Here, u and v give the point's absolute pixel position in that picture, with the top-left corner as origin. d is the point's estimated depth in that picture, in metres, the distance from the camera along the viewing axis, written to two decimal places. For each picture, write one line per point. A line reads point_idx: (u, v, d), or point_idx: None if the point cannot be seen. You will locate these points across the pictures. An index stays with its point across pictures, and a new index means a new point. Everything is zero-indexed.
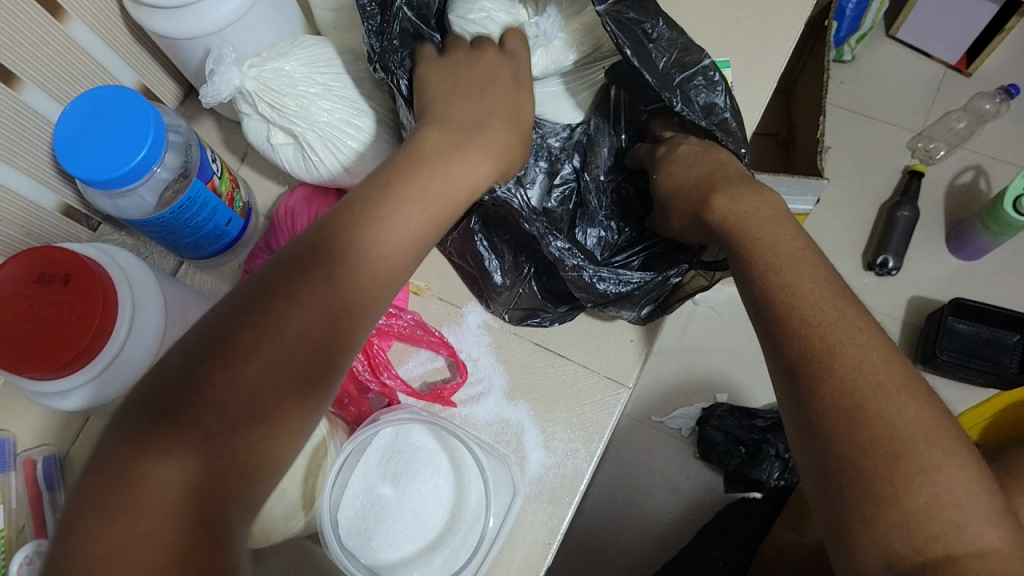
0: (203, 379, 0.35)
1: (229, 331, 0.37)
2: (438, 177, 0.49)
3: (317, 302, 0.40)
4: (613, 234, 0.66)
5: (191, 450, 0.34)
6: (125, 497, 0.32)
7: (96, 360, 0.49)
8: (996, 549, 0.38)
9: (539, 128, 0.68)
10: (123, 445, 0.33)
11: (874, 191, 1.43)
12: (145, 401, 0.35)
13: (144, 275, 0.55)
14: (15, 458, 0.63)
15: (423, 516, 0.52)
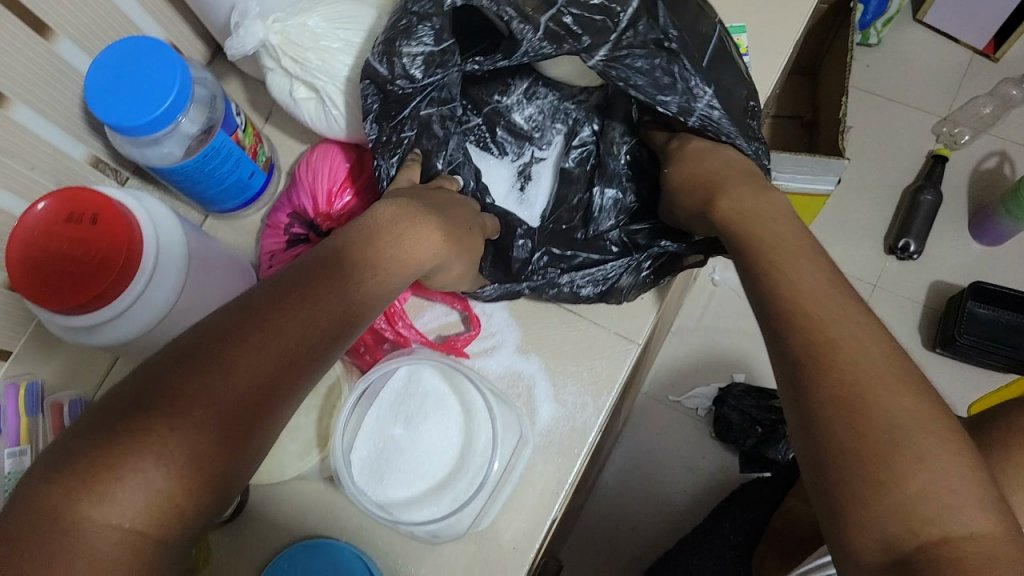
0: (139, 426, 0.34)
1: (164, 380, 0.36)
2: (387, 252, 0.51)
3: (254, 355, 0.39)
4: (627, 199, 0.66)
5: (171, 439, 0.34)
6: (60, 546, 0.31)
7: (122, 298, 0.52)
8: (989, 532, 0.37)
9: (557, 90, 0.68)
10: (83, 461, 0.32)
11: (898, 176, 1.42)
12: (73, 450, 0.33)
13: (171, 221, 0.57)
14: (44, 402, 0.66)
15: (433, 456, 0.53)
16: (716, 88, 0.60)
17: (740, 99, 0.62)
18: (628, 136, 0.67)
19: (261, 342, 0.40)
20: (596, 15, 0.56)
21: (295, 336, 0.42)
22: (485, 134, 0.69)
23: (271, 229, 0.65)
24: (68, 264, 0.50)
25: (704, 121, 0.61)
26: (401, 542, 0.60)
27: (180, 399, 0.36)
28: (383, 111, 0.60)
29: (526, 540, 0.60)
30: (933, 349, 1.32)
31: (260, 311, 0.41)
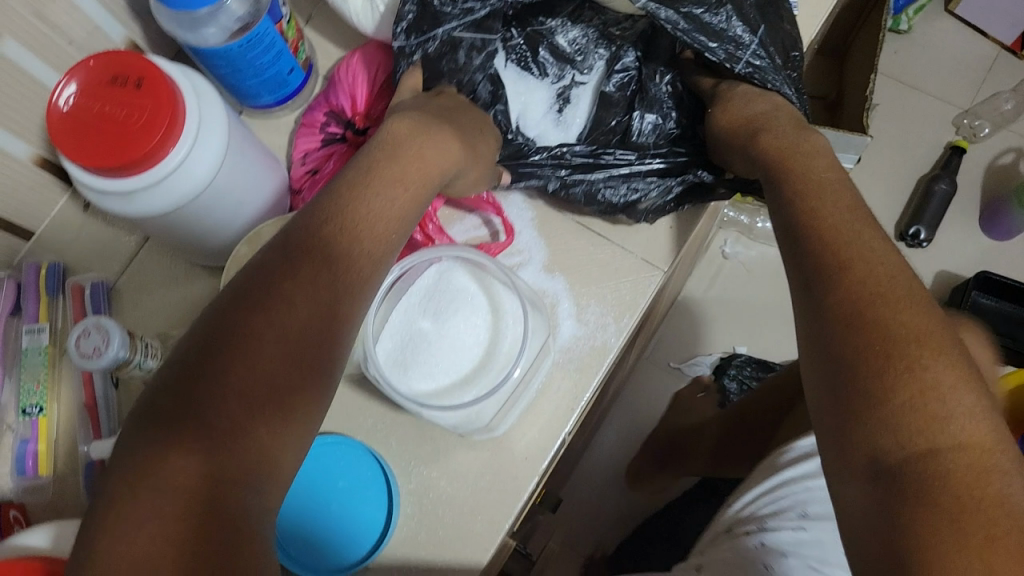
0: (202, 378, 0.37)
1: (221, 333, 0.39)
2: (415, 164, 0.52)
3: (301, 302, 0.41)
4: (667, 127, 0.66)
5: (231, 390, 0.37)
6: (138, 498, 0.33)
7: (160, 167, 0.52)
8: (977, 442, 0.37)
9: (602, 15, 0.68)
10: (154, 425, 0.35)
11: (913, 164, 1.43)
12: (149, 409, 0.36)
13: (215, 100, 0.56)
14: (65, 283, 0.66)
15: (459, 352, 0.53)
16: (761, 36, 0.61)
17: (785, 49, 0.63)
18: (667, 67, 0.67)
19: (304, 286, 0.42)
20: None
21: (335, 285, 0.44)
22: (527, 53, 0.68)
23: (306, 128, 0.65)
24: (111, 126, 0.50)
25: (750, 71, 0.61)
26: (411, 444, 0.61)
27: (239, 345, 0.38)
28: (416, 23, 0.59)
29: (538, 452, 0.61)
30: None
31: (283, 275, 0.42)
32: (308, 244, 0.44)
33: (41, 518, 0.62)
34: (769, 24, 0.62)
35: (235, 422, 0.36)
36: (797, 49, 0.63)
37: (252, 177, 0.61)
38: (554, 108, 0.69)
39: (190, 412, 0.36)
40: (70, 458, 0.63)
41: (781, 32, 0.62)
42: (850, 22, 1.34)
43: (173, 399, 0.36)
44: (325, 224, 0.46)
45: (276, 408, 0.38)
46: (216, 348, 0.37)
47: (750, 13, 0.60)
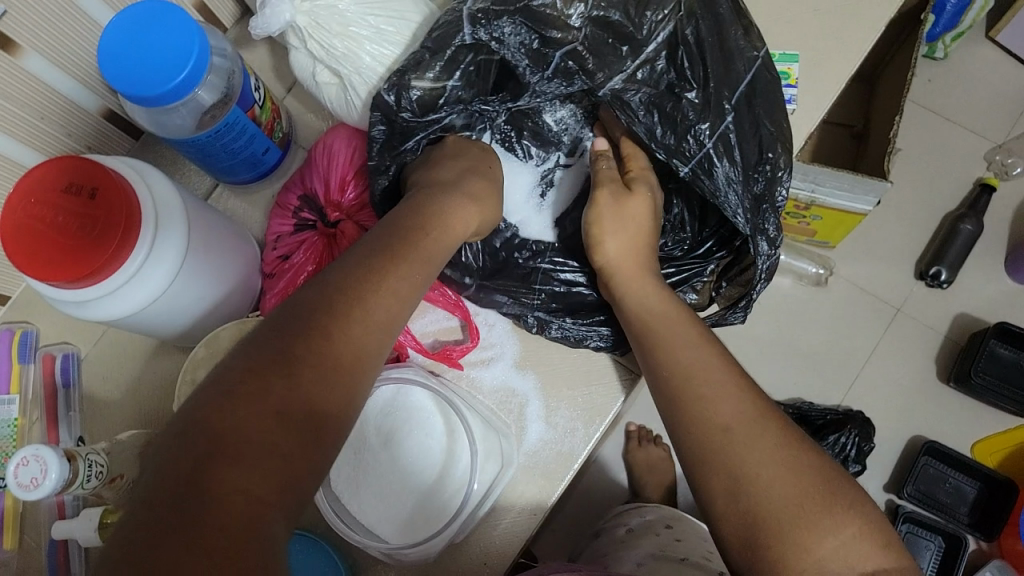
0: (298, 350, 0.40)
1: (308, 315, 0.42)
2: (419, 247, 0.50)
3: (379, 307, 0.45)
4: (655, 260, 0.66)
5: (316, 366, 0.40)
6: (212, 456, 0.34)
7: (114, 276, 0.51)
8: None
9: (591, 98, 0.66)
10: (242, 385, 0.37)
11: (938, 200, 1.34)
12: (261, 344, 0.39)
13: (170, 200, 0.55)
14: (36, 352, 0.66)
15: (409, 476, 0.52)
16: (718, 141, 0.57)
17: (749, 156, 0.58)
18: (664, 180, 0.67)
19: (373, 291, 0.45)
20: (618, 45, 0.55)
21: (392, 293, 0.46)
22: (509, 133, 0.67)
23: (279, 209, 0.63)
24: (60, 237, 0.48)
25: (697, 171, 0.59)
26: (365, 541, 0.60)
27: (326, 334, 0.41)
28: (387, 141, 0.58)
29: (496, 562, 0.58)
30: (947, 383, 1.25)
31: (363, 280, 0.45)
32: (344, 286, 0.44)
33: None
34: (739, 123, 0.57)
35: (276, 445, 0.36)
36: (777, 149, 0.57)
37: (212, 269, 0.60)
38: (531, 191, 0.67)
39: (281, 372, 0.38)
40: (35, 532, 0.63)
41: (771, 122, 0.57)
42: (884, 50, 1.27)
43: (270, 361, 0.39)
44: (332, 300, 0.43)
45: (310, 426, 0.38)
46: (301, 328, 0.41)
47: (715, 110, 0.56)
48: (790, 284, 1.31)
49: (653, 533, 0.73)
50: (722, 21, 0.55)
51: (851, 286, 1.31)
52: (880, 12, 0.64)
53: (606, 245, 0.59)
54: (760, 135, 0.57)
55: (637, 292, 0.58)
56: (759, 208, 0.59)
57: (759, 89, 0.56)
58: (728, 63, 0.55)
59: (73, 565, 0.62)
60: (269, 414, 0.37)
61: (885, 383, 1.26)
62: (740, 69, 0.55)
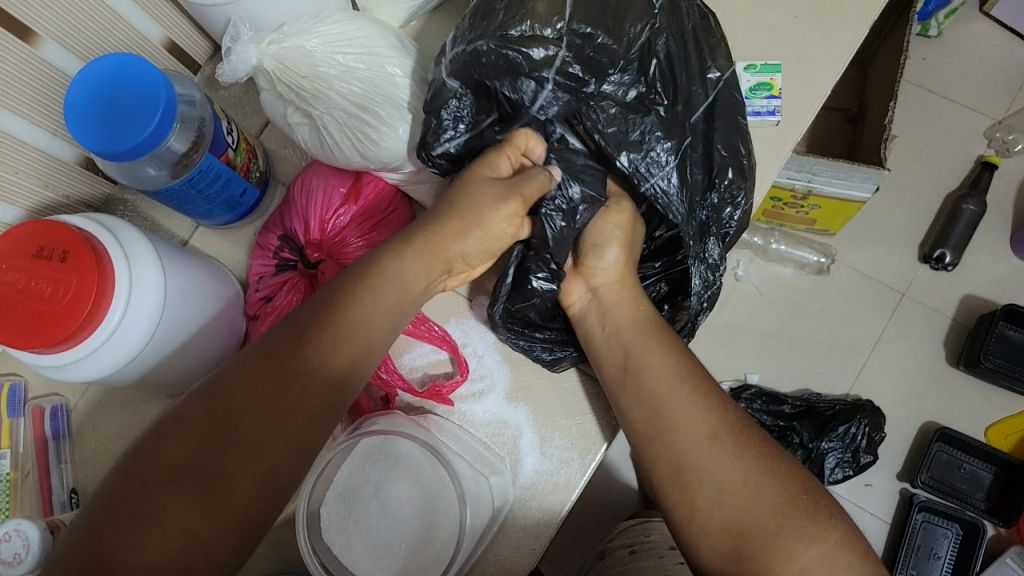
0: (223, 411, 0.43)
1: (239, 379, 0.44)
2: (362, 309, 0.49)
3: (310, 367, 0.46)
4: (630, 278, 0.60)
5: (240, 425, 0.43)
6: (126, 520, 0.39)
7: (93, 337, 0.50)
8: None
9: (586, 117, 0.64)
10: (159, 453, 0.41)
11: (939, 181, 1.31)
12: (195, 406, 0.43)
13: (148, 254, 0.54)
14: (25, 406, 0.65)
15: (398, 529, 0.51)
16: (678, 165, 0.56)
17: (700, 181, 0.57)
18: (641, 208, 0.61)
19: (308, 351, 0.46)
20: (602, 57, 0.54)
21: (326, 358, 0.47)
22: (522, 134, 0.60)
23: (262, 249, 0.63)
24: (33, 304, 0.48)
25: (656, 188, 0.56)
26: None
27: (254, 392, 0.44)
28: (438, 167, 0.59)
29: None
30: (955, 367, 1.24)
31: (294, 342, 0.46)
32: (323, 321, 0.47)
33: None
34: (696, 147, 0.56)
35: (188, 513, 0.40)
36: (728, 175, 0.57)
37: (190, 322, 0.58)
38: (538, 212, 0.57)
39: (196, 434, 0.42)
40: None
41: (736, 131, 0.57)
42: (876, 33, 1.24)
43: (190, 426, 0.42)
44: (260, 364, 0.45)
45: (229, 485, 0.42)
46: (233, 388, 0.44)
47: (678, 132, 0.56)
48: (792, 274, 1.29)
49: (653, 552, 0.74)
50: (688, 37, 0.56)
51: (854, 273, 1.29)
52: (862, 16, 0.62)
53: (607, 253, 0.58)
54: (711, 160, 0.57)
55: (630, 315, 0.56)
56: (705, 236, 0.57)
57: (720, 109, 0.56)
58: (688, 83, 0.56)
59: None
60: (180, 484, 0.41)
61: (891, 370, 1.25)
62: (699, 92, 0.56)
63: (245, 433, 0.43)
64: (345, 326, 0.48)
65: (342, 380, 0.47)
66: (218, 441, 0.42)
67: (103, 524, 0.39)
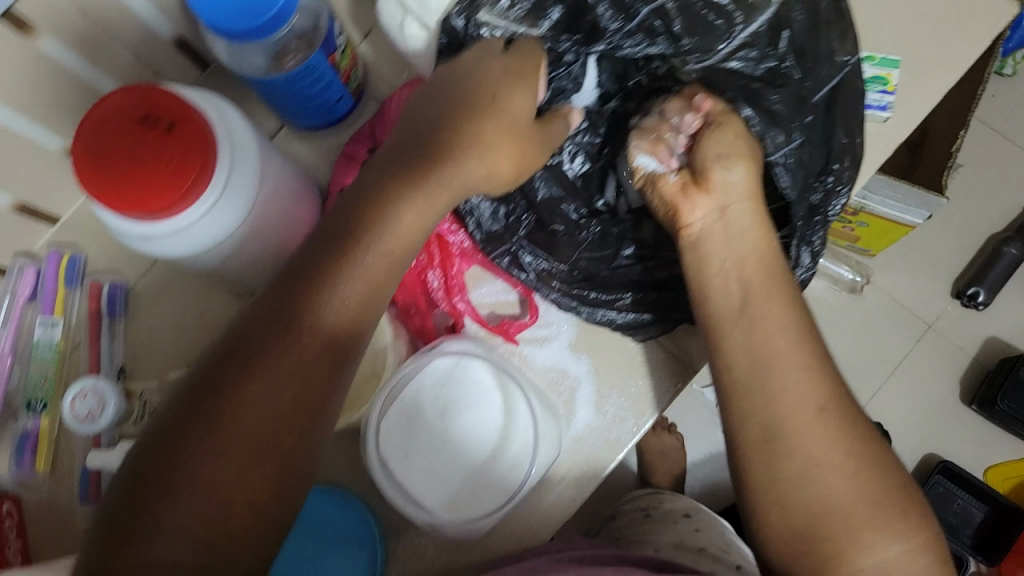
0: (216, 402, 0.42)
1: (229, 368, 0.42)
2: (349, 272, 0.45)
3: (297, 342, 0.43)
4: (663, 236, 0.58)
5: (236, 417, 0.42)
6: (139, 523, 0.39)
7: (186, 214, 0.49)
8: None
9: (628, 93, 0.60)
10: (164, 452, 0.41)
11: (984, 220, 1.31)
12: (187, 400, 0.42)
13: (248, 141, 0.53)
14: (83, 279, 0.65)
15: (461, 451, 0.51)
16: (796, 149, 0.54)
17: (815, 164, 0.55)
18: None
19: (289, 329, 0.43)
20: (712, 17, 0.51)
21: (311, 327, 0.44)
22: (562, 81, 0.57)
23: (346, 159, 0.62)
24: (134, 169, 0.47)
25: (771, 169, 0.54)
26: None
27: (244, 379, 0.42)
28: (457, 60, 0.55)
29: (535, 537, 0.59)
30: (968, 405, 1.25)
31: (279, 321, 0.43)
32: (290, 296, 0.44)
33: (36, 514, 0.62)
34: (822, 128, 0.54)
35: (205, 510, 0.40)
36: (844, 161, 0.56)
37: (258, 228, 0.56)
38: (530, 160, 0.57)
39: (197, 430, 0.41)
40: (68, 456, 0.63)
41: (854, 119, 0.55)
42: None
43: (184, 422, 0.41)
44: (250, 348, 0.43)
45: (242, 480, 0.41)
46: (224, 377, 0.42)
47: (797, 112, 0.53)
48: (825, 287, 1.29)
49: (670, 519, 0.74)
50: (820, 18, 0.52)
51: (886, 296, 1.29)
52: (989, 27, 0.62)
53: (734, 169, 0.52)
54: (830, 143, 0.55)
55: (763, 251, 0.53)
56: (813, 219, 0.57)
57: (841, 95, 0.54)
58: (816, 64, 0.53)
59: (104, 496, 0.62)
60: (189, 484, 0.40)
61: (905, 396, 1.25)
62: (826, 73, 0.54)
63: (242, 428, 0.42)
64: (328, 299, 0.44)
65: (329, 353, 0.45)
66: (214, 435, 0.41)
67: (115, 526, 0.39)
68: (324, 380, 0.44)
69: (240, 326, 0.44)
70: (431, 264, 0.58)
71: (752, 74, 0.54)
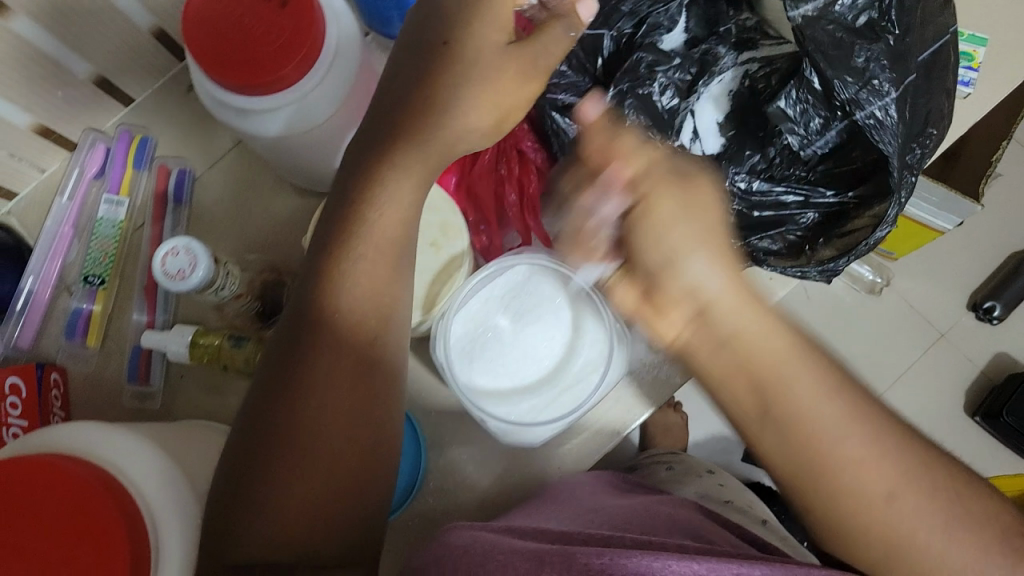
0: (283, 402, 0.44)
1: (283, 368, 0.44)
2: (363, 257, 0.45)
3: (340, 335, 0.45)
4: (736, 185, 0.60)
5: (307, 410, 0.44)
6: (242, 514, 0.43)
7: (289, 92, 0.50)
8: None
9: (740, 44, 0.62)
10: (246, 455, 0.44)
11: (1011, 237, 1.28)
12: (255, 404, 0.44)
13: (354, 32, 0.53)
14: (151, 161, 0.65)
15: (528, 359, 0.54)
16: (898, 99, 0.54)
17: (914, 124, 0.55)
18: (732, 128, 0.62)
19: (323, 324, 0.45)
20: None
21: (342, 318, 0.45)
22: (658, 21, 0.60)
23: None
24: (249, 41, 0.48)
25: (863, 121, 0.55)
26: (453, 413, 0.62)
27: (302, 377, 0.44)
28: None
29: (573, 465, 0.62)
30: (972, 416, 1.23)
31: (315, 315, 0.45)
32: (306, 307, 0.45)
33: (80, 387, 0.62)
34: (918, 91, 0.55)
35: (309, 492, 0.44)
36: (937, 128, 0.56)
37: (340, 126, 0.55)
38: (621, 87, 0.58)
39: (272, 430, 0.44)
40: (120, 336, 0.64)
41: (944, 89, 0.56)
42: None
43: (259, 426, 0.44)
44: (305, 343, 0.44)
45: (331, 460, 0.44)
46: (284, 376, 0.44)
47: (902, 66, 0.54)
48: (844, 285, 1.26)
49: (694, 475, 0.74)
50: None
51: (902, 302, 1.26)
52: None
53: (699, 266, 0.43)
54: (928, 106, 0.56)
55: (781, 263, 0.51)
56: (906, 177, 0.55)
57: (940, 62, 0.56)
58: (921, 27, 0.55)
59: (152, 378, 0.62)
60: (283, 475, 0.43)
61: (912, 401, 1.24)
62: (929, 38, 0.55)
63: (316, 417, 0.44)
64: (352, 288, 0.45)
65: (371, 334, 0.46)
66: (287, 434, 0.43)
67: (223, 523, 0.43)
68: (375, 356, 0.46)
69: (286, 324, 0.46)
70: (509, 180, 0.59)
71: (858, 26, 0.55)
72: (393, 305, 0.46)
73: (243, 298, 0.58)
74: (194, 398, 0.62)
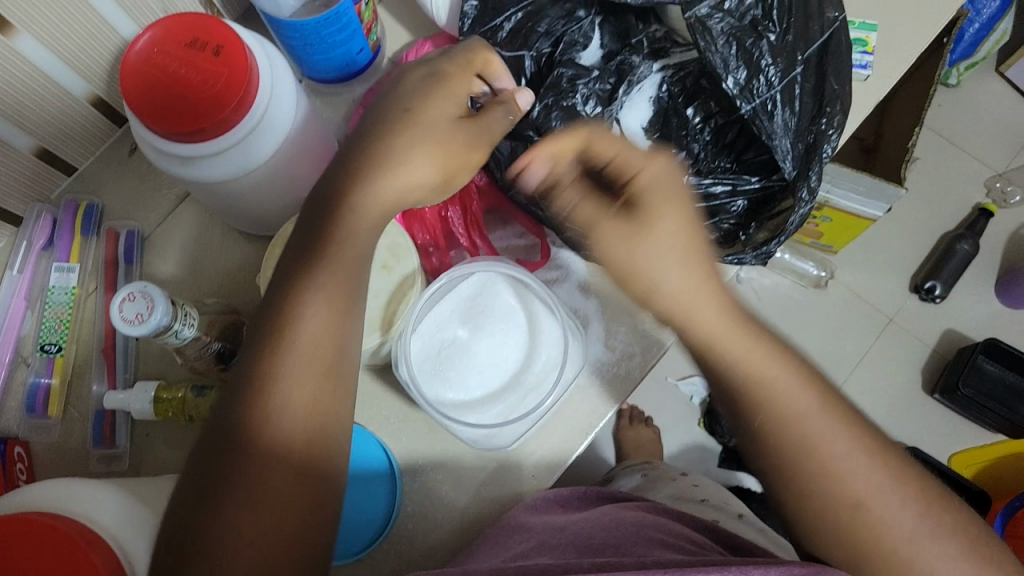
0: (228, 473, 0.43)
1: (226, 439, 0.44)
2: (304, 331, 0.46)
3: (284, 408, 0.45)
4: None
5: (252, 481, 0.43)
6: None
7: (229, 135, 0.51)
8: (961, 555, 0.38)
9: (665, 56, 0.66)
10: (192, 526, 0.42)
11: (939, 220, 1.33)
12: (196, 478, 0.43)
13: (286, 71, 0.56)
14: (102, 227, 0.67)
15: (494, 369, 0.60)
16: (784, 89, 0.59)
17: (807, 109, 0.60)
18: (656, 131, 0.66)
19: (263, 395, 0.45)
20: None
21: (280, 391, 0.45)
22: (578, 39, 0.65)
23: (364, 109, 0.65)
24: (183, 90, 0.50)
25: (758, 111, 0.59)
26: (423, 437, 0.63)
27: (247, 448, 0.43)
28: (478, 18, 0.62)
29: (546, 473, 0.62)
30: (930, 395, 1.25)
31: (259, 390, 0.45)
32: (237, 410, 0.44)
33: (45, 460, 0.62)
34: (807, 76, 0.60)
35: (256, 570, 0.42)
36: (836, 106, 0.59)
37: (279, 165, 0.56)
38: (546, 102, 0.63)
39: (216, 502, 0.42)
40: (81, 403, 0.63)
41: (841, 73, 0.59)
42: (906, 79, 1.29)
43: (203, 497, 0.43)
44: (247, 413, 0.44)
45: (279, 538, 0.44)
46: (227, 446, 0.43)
47: (787, 59, 0.59)
48: (791, 284, 1.30)
49: (670, 479, 0.75)
50: None
51: (848, 292, 1.30)
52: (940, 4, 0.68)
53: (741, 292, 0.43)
54: (822, 90, 0.60)
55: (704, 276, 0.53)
56: (810, 159, 0.60)
57: (834, 48, 0.59)
58: (806, 21, 0.59)
59: (119, 439, 0.62)
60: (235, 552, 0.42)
61: (872, 387, 1.26)
62: (815, 29, 0.59)
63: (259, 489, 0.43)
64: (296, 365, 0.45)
65: (312, 405, 0.46)
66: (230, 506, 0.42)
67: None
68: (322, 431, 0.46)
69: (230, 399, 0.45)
70: (450, 201, 0.62)
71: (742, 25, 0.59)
72: (321, 423, 0.46)
73: (205, 339, 0.57)
74: (163, 455, 0.62)
